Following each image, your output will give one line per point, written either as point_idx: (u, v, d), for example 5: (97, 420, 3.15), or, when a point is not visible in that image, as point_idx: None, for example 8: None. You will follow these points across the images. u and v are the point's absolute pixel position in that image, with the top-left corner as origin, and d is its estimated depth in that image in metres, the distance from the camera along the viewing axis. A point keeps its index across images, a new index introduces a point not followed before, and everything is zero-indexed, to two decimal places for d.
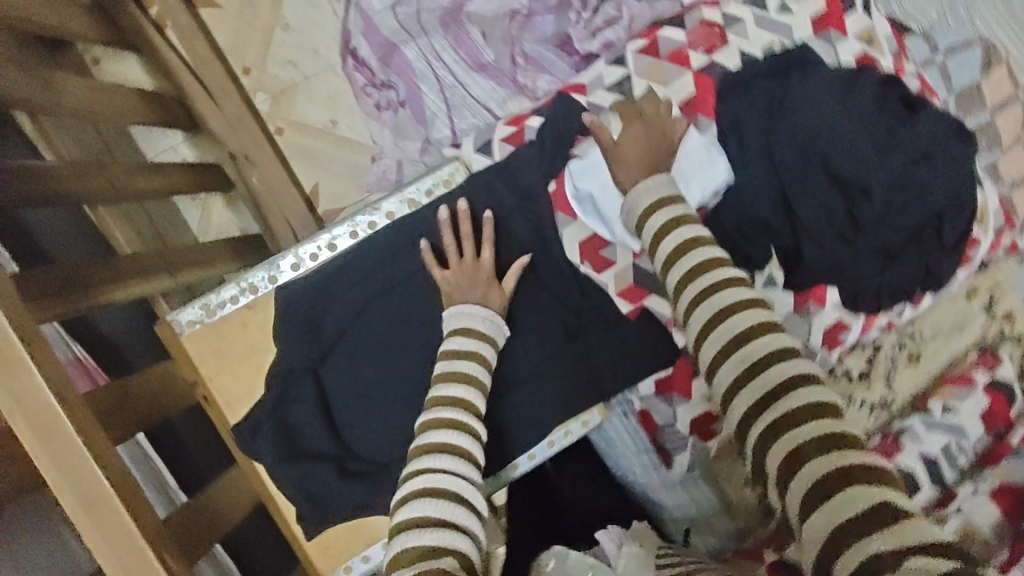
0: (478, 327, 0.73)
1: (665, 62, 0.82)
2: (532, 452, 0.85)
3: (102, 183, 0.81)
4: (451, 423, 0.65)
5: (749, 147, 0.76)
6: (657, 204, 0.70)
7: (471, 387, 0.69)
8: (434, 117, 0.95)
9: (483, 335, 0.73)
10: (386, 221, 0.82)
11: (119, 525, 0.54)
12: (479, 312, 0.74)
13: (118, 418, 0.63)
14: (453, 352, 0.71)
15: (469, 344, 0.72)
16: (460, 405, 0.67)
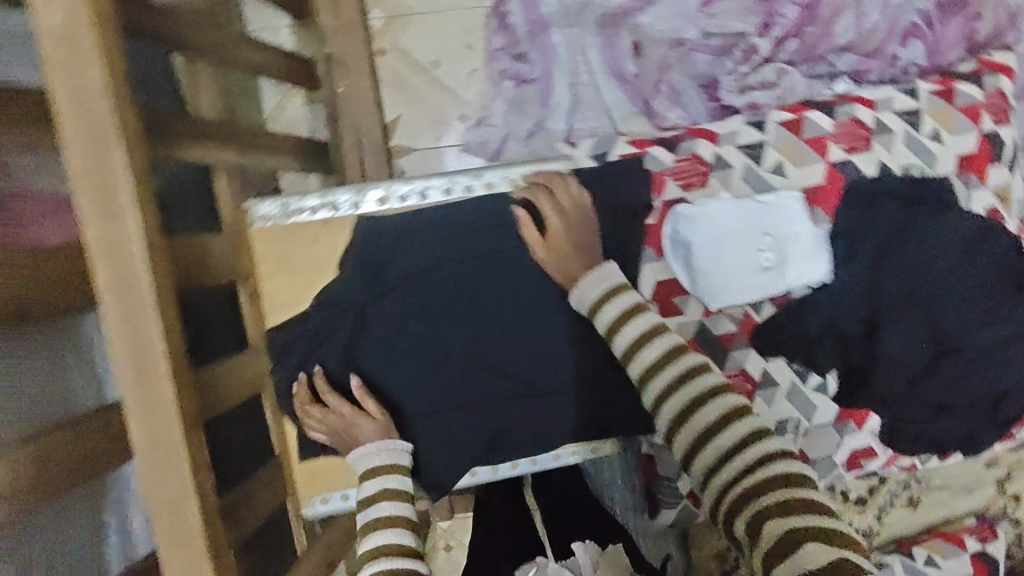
0: (381, 463, 0.71)
1: (803, 144, 0.80)
2: (535, 457, 0.84)
3: (211, 41, 0.67)
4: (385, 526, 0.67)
5: (859, 261, 0.76)
6: (600, 297, 0.67)
7: (404, 480, 0.71)
8: (557, 106, 0.93)
9: (390, 463, 0.72)
10: (484, 191, 0.80)
11: (161, 397, 0.53)
12: (379, 448, 0.72)
13: (185, 265, 0.60)
14: (368, 498, 0.69)
15: (385, 479, 0.70)
16: (395, 497, 0.69)
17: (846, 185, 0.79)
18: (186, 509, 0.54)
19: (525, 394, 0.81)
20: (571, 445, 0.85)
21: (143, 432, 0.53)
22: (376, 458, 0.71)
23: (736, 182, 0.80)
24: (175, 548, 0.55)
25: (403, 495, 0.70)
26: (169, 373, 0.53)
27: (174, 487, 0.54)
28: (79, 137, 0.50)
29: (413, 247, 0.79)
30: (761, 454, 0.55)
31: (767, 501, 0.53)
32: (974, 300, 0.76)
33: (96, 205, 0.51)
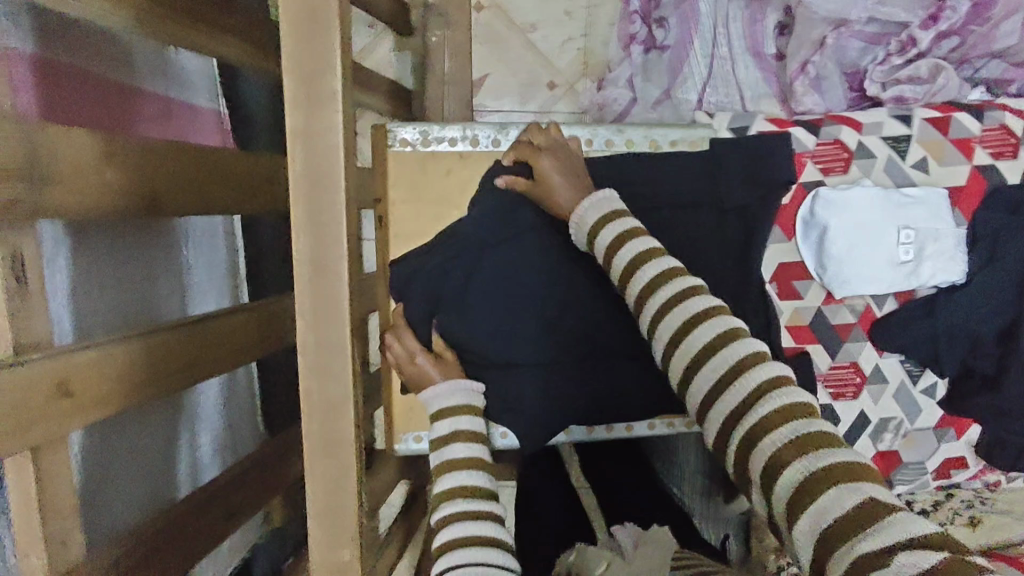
0: (454, 402, 0.68)
1: (949, 144, 0.79)
2: (633, 424, 0.83)
3: None
4: (457, 463, 0.62)
5: (1006, 265, 0.74)
6: (601, 218, 0.63)
7: (476, 421, 0.68)
8: (689, 76, 0.91)
9: (464, 404, 0.69)
10: (624, 148, 0.79)
11: (333, 295, 0.51)
12: (452, 388, 0.69)
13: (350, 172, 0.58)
14: (441, 439, 0.65)
15: (456, 420, 0.67)
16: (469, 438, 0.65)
17: (990, 189, 0.78)
18: (339, 415, 0.52)
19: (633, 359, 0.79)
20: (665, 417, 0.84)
21: (307, 332, 0.51)
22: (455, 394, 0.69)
23: (876, 172, 0.79)
24: (320, 454, 0.52)
25: (476, 437, 0.66)
26: (345, 272, 0.51)
27: (331, 391, 0.52)
28: (298, 13, 0.48)
29: None
30: (749, 382, 0.47)
31: (770, 435, 0.44)
32: None
33: (301, 87, 0.49)
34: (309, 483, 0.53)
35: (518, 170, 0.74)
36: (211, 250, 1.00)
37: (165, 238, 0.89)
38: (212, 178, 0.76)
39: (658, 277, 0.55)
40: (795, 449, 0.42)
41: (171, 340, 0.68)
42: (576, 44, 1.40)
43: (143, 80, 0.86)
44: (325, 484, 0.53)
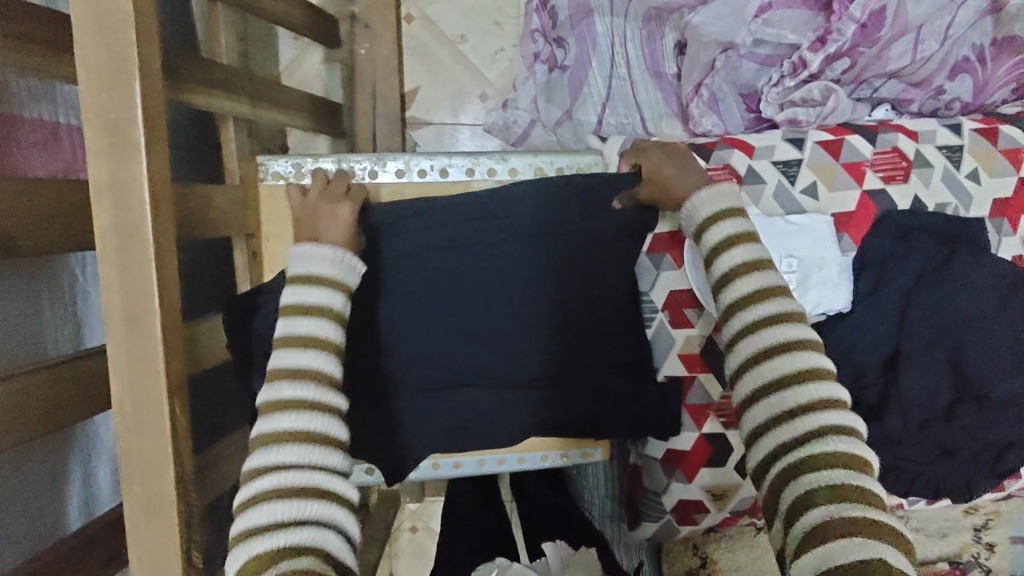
0: (326, 273, 0.59)
1: (840, 169, 0.78)
2: (523, 454, 0.81)
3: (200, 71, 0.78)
4: (293, 434, 0.50)
5: (886, 294, 0.73)
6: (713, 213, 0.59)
7: (331, 323, 0.57)
8: (588, 97, 0.90)
9: (331, 283, 0.59)
10: (508, 177, 0.77)
11: (149, 354, 0.50)
12: (326, 253, 0.60)
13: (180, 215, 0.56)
14: (287, 370, 0.53)
15: (314, 299, 0.57)
16: (313, 349, 0.55)
17: (879, 217, 0.77)
18: (161, 477, 0.51)
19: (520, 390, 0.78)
20: (541, 449, 0.82)
21: (122, 387, 0.50)
22: (315, 268, 0.59)
23: (766, 198, 0.78)
24: (142, 519, 0.51)
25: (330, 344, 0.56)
26: (160, 329, 0.50)
27: (151, 451, 0.51)
28: (97, 64, 0.47)
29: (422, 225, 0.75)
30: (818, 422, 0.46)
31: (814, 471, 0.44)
32: (1008, 350, 0.71)
33: (103, 139, 0.47)
34: (130, 546, 0.51)
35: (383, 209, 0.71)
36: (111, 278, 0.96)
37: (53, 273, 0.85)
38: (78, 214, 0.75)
39: (764, 316, 0.51)
40: (829, 491, 0.42)
41: (32, 382, 0.67)
42: (507, 55, 1.36)
43: (21, 106, 0.83)
44: (149, 546, 0.52)
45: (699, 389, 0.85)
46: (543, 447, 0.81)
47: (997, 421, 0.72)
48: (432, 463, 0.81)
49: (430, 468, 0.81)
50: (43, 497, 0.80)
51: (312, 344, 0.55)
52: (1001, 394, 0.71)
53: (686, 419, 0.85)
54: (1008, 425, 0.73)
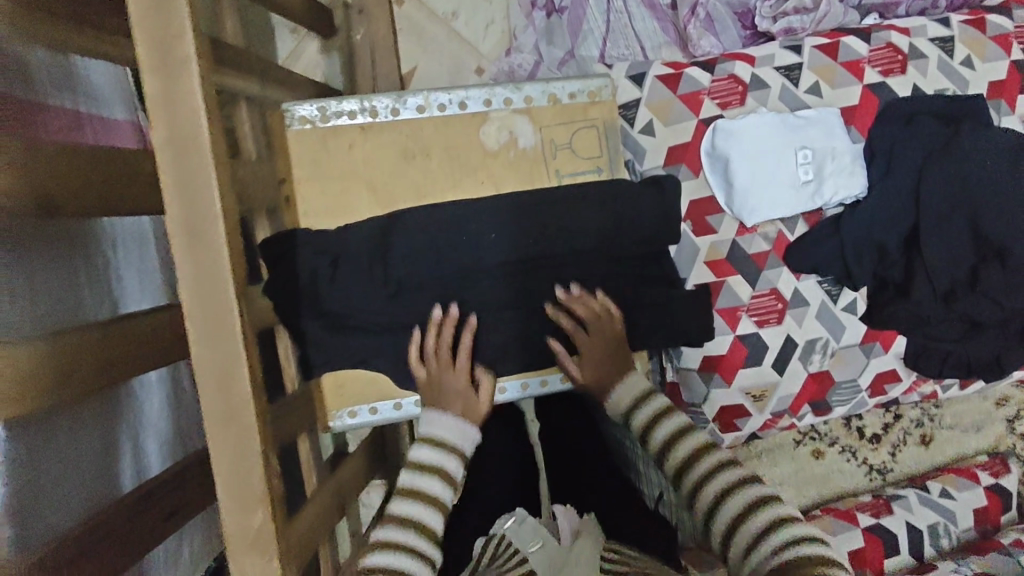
0: (449, 438, 0.75)
1: (839, 67, 0.81)
2: (565, 375, 0.83)
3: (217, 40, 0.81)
4: (402, 544, 0.68)
5: (895, 177, 0.77)
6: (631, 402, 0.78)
7: (450, 456, 0.75)
8: (589, 34, 0.93)
9: (451, 447, 0.75)
10: (523, 105, 0.80)
11: (214, 264, 0.52)
12: (450, 420, 0.76)
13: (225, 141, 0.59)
14: (418, 463, 0.73)
15: (435, 457, 0.74)
16: (441, 473, 0.73)
17: (882, 106, 0.80)
18: (235, 380, 0.53)
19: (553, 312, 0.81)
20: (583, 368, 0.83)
21: (192, 296, 0.52)
22: (441, 431, 0.75)
23: (773, 101, 0.81)
24: (219, 422, 0.53)
25: (445, 445, 0.75)
26: (224, 237, 0.52)
27: (223, 356, 0.53)
28: None
29: (447, 159, 0.79)
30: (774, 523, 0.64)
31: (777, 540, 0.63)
32: None
33: (154, 57, 0.50)
34: (210, 448, 0.54)
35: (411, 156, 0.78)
36: (142, 258, 0.98)
37: (87, 249, 0.87)
38: (114, 179, 0.77)
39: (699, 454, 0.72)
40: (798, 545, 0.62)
41: (87, 337, 0.69)
42: (499, 27, 1.39)
43: (49, 94, 0.84)
44: (230, 452, 0.54)
45: (731, 293, 0.82)
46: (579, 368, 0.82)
47: None
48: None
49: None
50: (98, 462, 0.82)
51: (435, 470, 0.73)
52: None
53: (717, 322, 0.82)
54: None
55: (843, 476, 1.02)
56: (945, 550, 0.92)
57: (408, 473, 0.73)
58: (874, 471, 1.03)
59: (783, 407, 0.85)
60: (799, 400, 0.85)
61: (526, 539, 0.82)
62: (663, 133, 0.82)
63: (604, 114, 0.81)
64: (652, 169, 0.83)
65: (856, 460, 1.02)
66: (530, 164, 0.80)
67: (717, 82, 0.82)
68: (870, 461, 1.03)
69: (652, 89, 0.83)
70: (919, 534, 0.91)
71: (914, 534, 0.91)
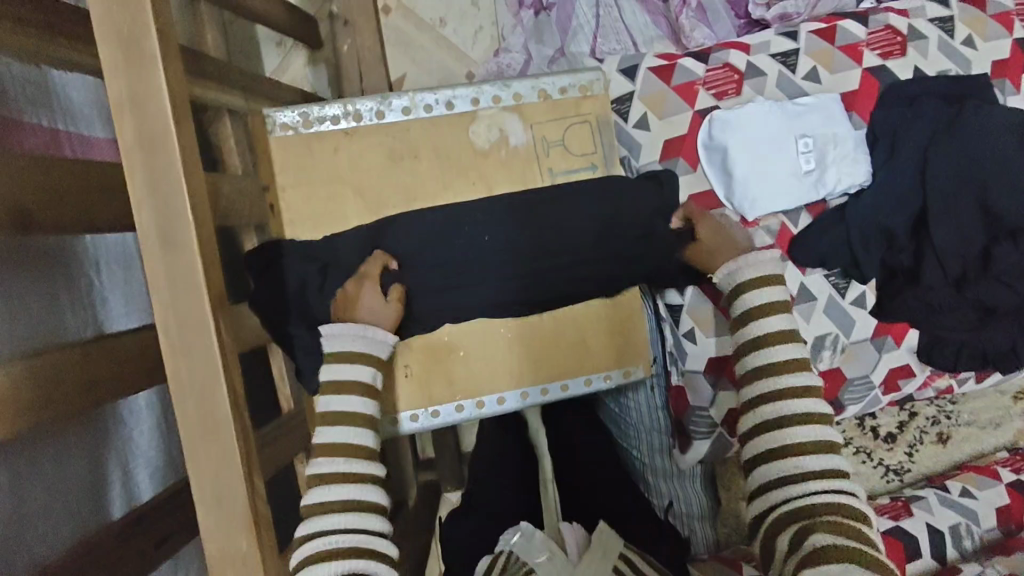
0: (353, 347, 0.65)
1: (838, 51, 0.78)
2: (568, 382, 0.79)
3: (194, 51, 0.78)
4: (345, 474, 0.61)
5: (902, 159, 0.73)
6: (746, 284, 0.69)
7: (369, 370, 0.66)
8: (578, 30, 0.91)
9: (362, 356, 0.66)
10: (512, 102, 0.77)
11: (187, 269, 0.49)
12: (349, 329, 0.66)
13: None
14: (332, 383, 0.64)
15: (346, 372, 0.65)
16: (356, 391, 0.64)
17: (883, 90, 0.77)
18: (214, 393, 0.50)
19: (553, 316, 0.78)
20: (604, 369, 0.80)
21: (165, 304, 0.49)
22: (351, 345, 0.65)
23: (770, 89, 0.78)
24: (200, 439, 0.50)
25: (368, 357, 0.66)
26: (196, 241, 0.49)
27: (201, 368, 0.50)
28: None
29: (435, 160, 0.76)
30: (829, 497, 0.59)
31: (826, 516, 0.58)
32: None
33: (118, 52, 0.47)
34: (190, 468, 0.50)
35: (395, 159, 0.75)
36: (127, 278, 0.95)
37: (68, 268, 0.84)
38: (92, 193, 0.74)
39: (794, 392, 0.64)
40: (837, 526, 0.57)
41: (69, 357, 0.65)
42: (488, 33, 1.37)
43: (21, 111, 0.81)
44: (213, 471, 0.50)
45: None
46: (590, 371, 0.79)
47: None
48: (456, 406, 0.78)
49: (454, 411, 0.78)
50: (84, 490, 0.78)
51: (353, 387, 0.64)
52: None
53: None
54: None
55: (860, 479, 0.99)
56: (970, 551, 0.86)
57: (322, 399, 0.64)
58: (891, 472, 0.99)
59: None
60: None
61: (535, 554, 0.74)
62: (658, 126, 0.79)
63: (597, 109, 0.79)
64: (648, 164, 0.80)
65: (872, 462, 0.99)
66: (522, 163, 0.77)
67: (713, 71, 0.79)
68: (886, 463, 0.99)
69: (645, 82, 0.80)
70: (940, 534, 0.87)
71: (934, 534, 0.87)
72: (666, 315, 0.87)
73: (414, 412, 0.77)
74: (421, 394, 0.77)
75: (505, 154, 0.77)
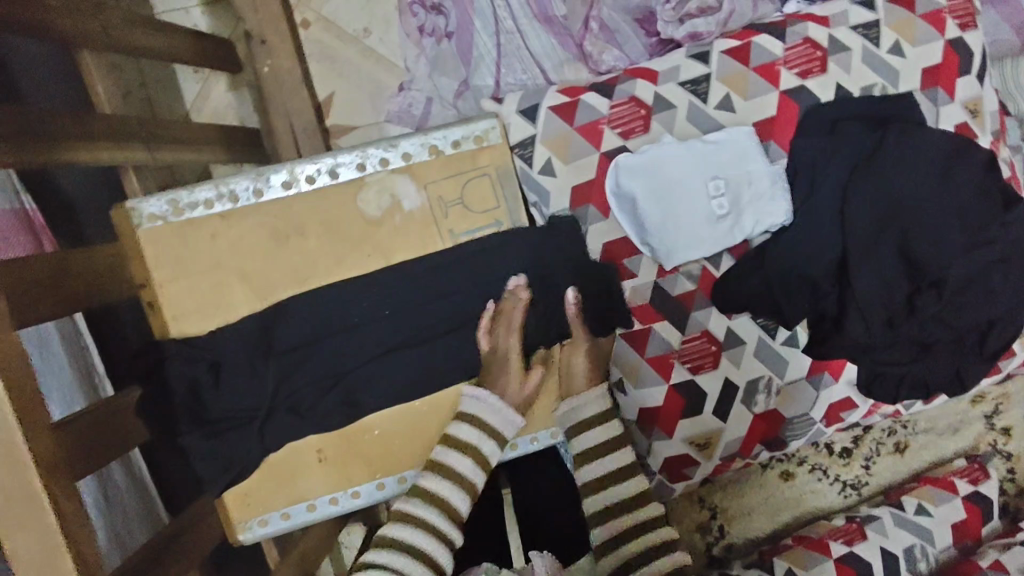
0: (487, 418, 0.69)
1: (752, 73, 0.72)
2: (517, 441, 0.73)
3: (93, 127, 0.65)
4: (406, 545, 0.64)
5: (821, 196, 0.69)
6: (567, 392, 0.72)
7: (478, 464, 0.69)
8: (480, 60, 0.84)
9: (489, 430, 0.69)
10: (401, 163, 0.71)
11: (7, 442, 0.45)
12: (491, 403, 0.69)
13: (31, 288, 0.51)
14: (454, 441, 0.68)
15: (472, 436, 0.68)
16: (453, 477, 0.67)
17: (802, 115, 0.71)
18: (57, 565, 0.46)
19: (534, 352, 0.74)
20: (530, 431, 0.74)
21: None
22: (482, 413, 0.69)
23: (680, 123, 0.72)
24: None
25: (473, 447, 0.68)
26: (14, 413, 0.45)
27: (40, 542, 0.46)
28: None
29: (324, 236, 0.71)
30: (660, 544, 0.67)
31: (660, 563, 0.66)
32: (963, 225, 0.65)
33: None
34: None
35: (279, 239, 0.70)
36: None
37: None
38: None
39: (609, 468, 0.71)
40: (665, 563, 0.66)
41: None
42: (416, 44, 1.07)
43: None
44: None
45: (661, 341, 0.74)
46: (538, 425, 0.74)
47: (974, 302, 0.66)
48: (377, 483, 0.73)
49: (375, 489, 0.73)
50: None
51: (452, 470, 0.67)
52: (971, 270, 0.65)
53: (647, 372, 0.75)
54: (988, 306, 0.66)
55: (816, 496, 0.96)
56: (925, 574, 0.85)
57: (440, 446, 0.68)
58: (849, 486, 0.96)
59: (733, 450, 0.78)
60: (749, 441, 0.78)
61: None
62: (564, 172, 0.74)
63: (495, 160, 0.73)
64: (559, 213, 0.74)
65: (828, 478, 0.96)
66: (419, 227, 0.72)
67: (621, 107, 0.73)
68: (842, 477, 0.96)
69: (547, 124, 0.74)
70: (895, 559, 0.85)
71: (889, 559, 0.85)
72: None
73: (312, 503, 0.73)
74: (336, 478, 0.73)
75: (400, 221, 0.71)
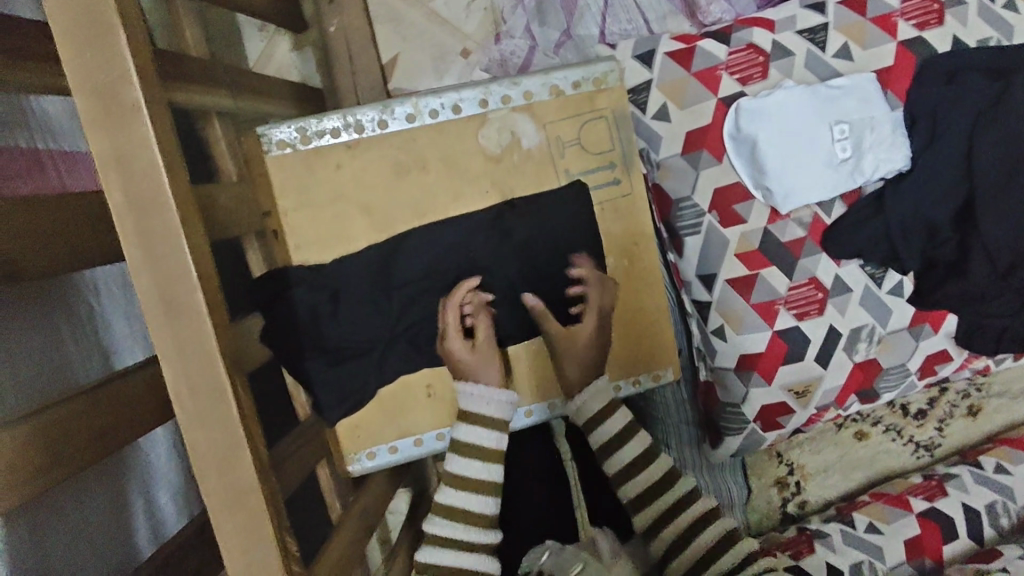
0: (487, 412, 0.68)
1: (869, 24, 0.72)
2: (530, 407, 0.76)
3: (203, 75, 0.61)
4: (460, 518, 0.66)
5: (944, 144, 0.70)
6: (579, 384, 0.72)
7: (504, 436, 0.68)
8: (586, 11, 0.88)
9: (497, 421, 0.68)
10: (522, 101, 0.71)
11: (195, 334, 0.45)
12: (488, 396, 0.68)
13: None
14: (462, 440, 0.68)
15: (474, 434, 0.68)
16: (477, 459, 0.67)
17: (921, 65, 0.72)
18: (236, 459, 0.47)
19: (624, 301, 0.74)
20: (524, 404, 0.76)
21: (176, 371, 0.45)
22: (481, 409, 0.68)
23: (799, 71, 0.73)
24: (225, 508, 0.47)
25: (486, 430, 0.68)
26: (202, 303, 0.45)
27: (221, 435, 0.46)
28: (74, 24, 0.41)
29: (442, 171, 0.71)
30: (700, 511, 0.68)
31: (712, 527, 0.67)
32: None
33: (95, 106, 0.42)
34: (217, 537, 0.47)
35: (399, 173, 0.70)
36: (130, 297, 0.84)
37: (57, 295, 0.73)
38: None
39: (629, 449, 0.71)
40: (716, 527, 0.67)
41: None
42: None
43: None
44: (238, 536, 0.47)
45: (767, 287, 0.75)
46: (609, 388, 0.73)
47: None
48: None
49: None
50: (104, 522, 0.72)
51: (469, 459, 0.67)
52: None
53: (750, 318, 0.76)
54: None
55: (890, 455, 0.98)
56: (1007, 529, 0.86)
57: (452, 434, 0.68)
58: (922, 448, 0.98)
59: (829, 400, 0.79)
60: (845, 390, 0.79)
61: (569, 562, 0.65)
62: (679, 117, 0.74)
63: (612, 102, 0.73)
64: (669, 158, 0.75)
65: (902, 439, 0.98)
66: (535, 166, 0.72)
67: (739, 52, 0.73)
68: (916, 439, 0.98)
69: (665, 68, 0.75)
70: (977, 514, 0.86)
71: (971, 513, 0.86)
72: (692, 310, 0.79)
73: (419, 438, 0.74)
74: (443, 415, 0.74)
75: (517, 159, 0.72)
